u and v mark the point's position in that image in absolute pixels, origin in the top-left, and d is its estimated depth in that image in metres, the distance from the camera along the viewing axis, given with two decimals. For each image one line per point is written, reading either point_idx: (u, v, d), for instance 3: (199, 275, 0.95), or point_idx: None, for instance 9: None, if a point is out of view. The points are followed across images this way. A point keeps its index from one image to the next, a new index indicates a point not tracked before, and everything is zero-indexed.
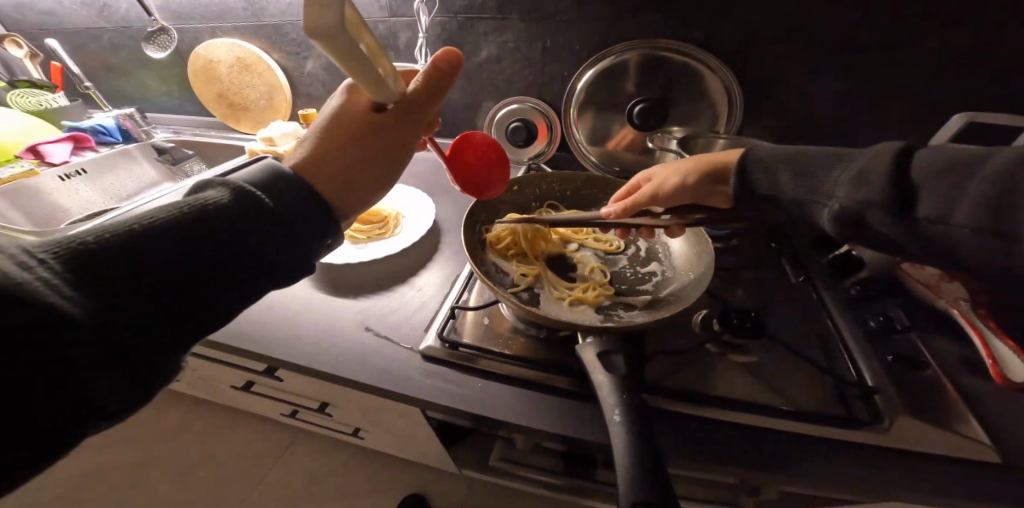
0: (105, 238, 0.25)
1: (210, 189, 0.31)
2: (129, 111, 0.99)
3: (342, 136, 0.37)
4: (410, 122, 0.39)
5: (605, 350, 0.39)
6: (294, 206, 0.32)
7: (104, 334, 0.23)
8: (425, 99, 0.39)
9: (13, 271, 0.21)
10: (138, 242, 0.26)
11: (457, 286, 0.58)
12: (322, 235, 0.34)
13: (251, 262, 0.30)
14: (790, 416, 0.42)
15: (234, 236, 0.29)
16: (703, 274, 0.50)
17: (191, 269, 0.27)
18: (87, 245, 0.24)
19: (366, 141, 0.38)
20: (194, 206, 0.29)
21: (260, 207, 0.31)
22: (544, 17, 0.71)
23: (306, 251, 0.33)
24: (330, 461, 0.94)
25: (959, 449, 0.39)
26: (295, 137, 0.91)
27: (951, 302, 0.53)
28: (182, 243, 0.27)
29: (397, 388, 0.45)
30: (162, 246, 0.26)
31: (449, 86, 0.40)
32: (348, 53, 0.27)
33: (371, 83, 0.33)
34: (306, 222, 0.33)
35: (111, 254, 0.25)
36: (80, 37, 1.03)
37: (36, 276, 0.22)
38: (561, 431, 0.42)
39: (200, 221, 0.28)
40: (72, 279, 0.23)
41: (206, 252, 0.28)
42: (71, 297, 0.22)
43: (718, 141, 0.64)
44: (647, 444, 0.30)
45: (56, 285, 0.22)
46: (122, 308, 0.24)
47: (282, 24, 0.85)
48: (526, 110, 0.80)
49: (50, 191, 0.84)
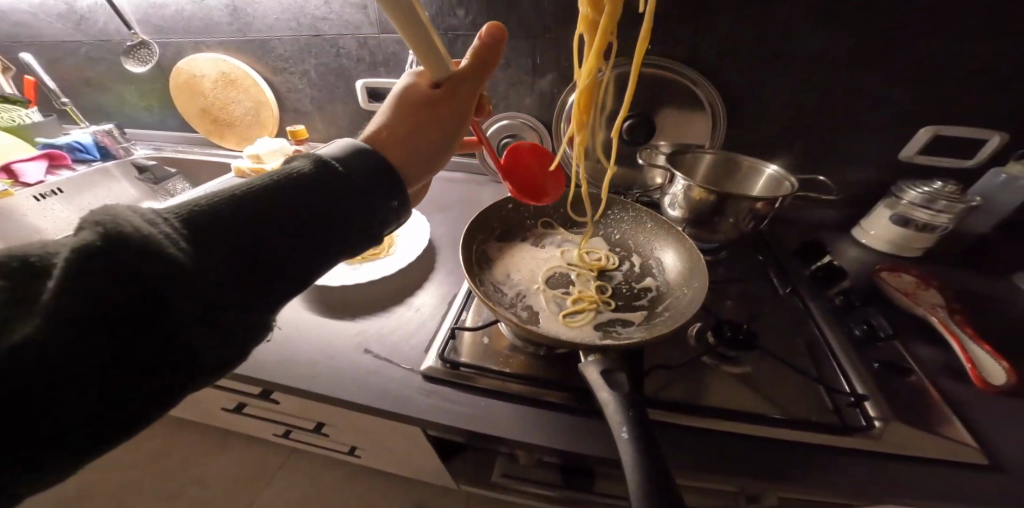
0: (211, 203, 0.29)
1: (298, 161, 0.34)
2: (107, 127, 0.95)
3: (408, 112, 0.41)
4: (464, 96, 0.43)
5: (607, 368, 0.39)
6: (361, 182, 0.34)
7: (202, 286, 0.26)
8: (474, 76, 0.43)
9: (144, 226, 0.26)
10: (235, 206, 0.30)
11: (455, 305, 0.58)
12: (388, 199, 0.36)
13: (327, 227, 0.32)
14: (782, 422, 0.43)
15: (301, 212, 0.31)
16: (696, 288, 0.51)
17: (275, 230, 0.30)
18: (201, 209, 0.28)
19: (428, 115, 0.41)
20: (283, 175, 0.32)
21: (334, 175, 0.33)
22: (535, 35, 0.72)
23: (374, 218, 0.35)
24: (324, 482, 0.92)
25: (945, 451, 0.41)
26: (284, 153, 0.90)
27: (929, 309, 0.55)
28: (272, 208, 0.30)
29: (398, 409, 0.45)
30: (253, 211, 0.30)
31: (495, 63, 0.44)
32: (408, 16, 0.36)
33: (429, 52, 0.39)
34: (372, 190, 0.35)
35: (213, 218, 0.28)
36: (55, 50, 1.00)
37: (160, 232, 0.26)
38: (565, 447, 0.42)
39: (283, 188, 0.31)
40: (188, 235, 0.27)
41: (276, 228, 0.30)
42: (185, 250, 0.26)
43: (705, 156, 0.68)
44: (654, 457, 0.31)
45: (174, 241, 0.26)
46: (219, 264, 0.27)
47: (269, 39, 0.84)
48: (517, 125, 0.82)
49: (25, 211, 0.81)
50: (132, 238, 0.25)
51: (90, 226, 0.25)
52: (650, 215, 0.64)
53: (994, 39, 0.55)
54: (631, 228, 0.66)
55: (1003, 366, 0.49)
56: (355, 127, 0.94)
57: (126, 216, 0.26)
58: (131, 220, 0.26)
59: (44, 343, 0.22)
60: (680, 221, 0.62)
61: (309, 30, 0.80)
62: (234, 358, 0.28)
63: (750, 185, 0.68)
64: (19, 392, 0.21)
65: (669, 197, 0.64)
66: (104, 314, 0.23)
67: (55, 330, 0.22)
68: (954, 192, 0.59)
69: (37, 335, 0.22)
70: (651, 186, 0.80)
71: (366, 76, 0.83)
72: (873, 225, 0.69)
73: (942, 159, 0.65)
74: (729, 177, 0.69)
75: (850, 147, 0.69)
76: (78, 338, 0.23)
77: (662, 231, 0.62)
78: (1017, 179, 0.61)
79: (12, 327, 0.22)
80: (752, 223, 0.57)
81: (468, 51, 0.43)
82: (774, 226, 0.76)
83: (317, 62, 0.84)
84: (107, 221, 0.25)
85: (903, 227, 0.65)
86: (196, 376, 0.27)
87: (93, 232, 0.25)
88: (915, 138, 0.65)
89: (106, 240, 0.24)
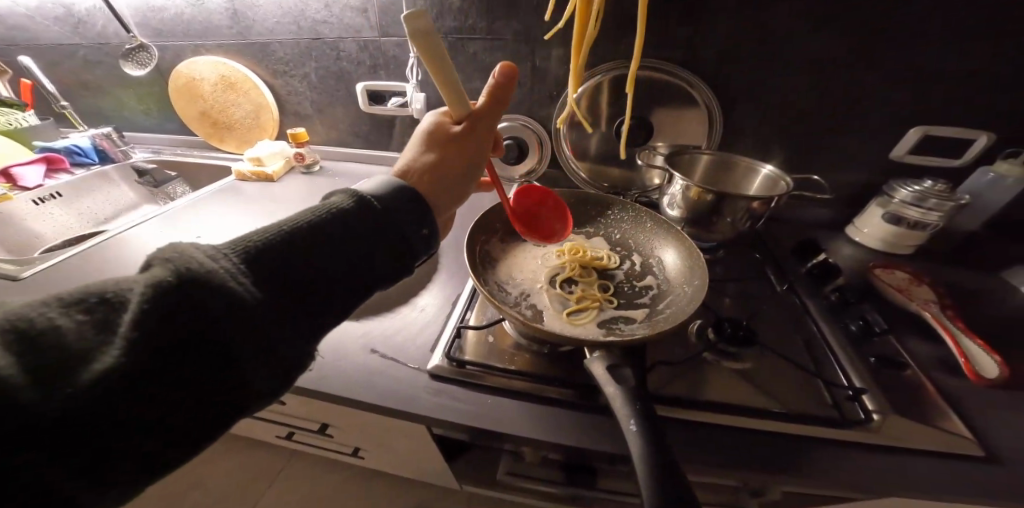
0: (263, 238, 0.31)
1: (337, 197, 0.36)
2: (105, 131, 0.95)
3: (433, 146, 0.45)
4: (480, 132, 0.47)
5: (613, 364, 0.40)
6: (397, 215, 0.37)
7: (259, 318, 0.28)
8: (490, 113, 0.47)
9: (209, 262, 0.27)
10: (287, 241, 0.31)
11: (459, 305, 0.58)
12: (418, 227, 0.38)
13: (367, 259, 0.34)
14: (783, 416, 0.44)
15: (343, 244, 0.33)
16: (696, 285, 0.52)
17: (322, 264, 0.32)
18: (256, 244, 0.30)
19: (450, 147, 0.45)
20: (327, 211, 0.34)
21: (371, 211, 0.36)
22: (535, 38, 0.73)
23: (408, 248, 0.37)
24: (324, 485, 0.91)
25: (940, 442, 0.42)
26: (284, 157, 0.95)
27: (922, 305, 0.57)
28: (318, 242, 0.32)
29: (406, 408, 0.45)
30: (303, 245, 0.32)
31: (508, 99, 0.47)
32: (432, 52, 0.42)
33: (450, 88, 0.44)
34: (405, 220, 0.37)
35: (267, 252, 0.30)
36: (53, 54, 1.00)
37: (223, 267, 0.28)
38: (572, 442, 0.43)
39: (328, 223, 0.33)
40: (246, 269, 0.29)
41: (322, 261, 0.32)
42: (245, 284, 0.28)
43: (702, 157, 0.69)
44: (664, 449, 0.32)
45: (235, 275, 0.28)
46: (274, 297, 0.29)
47: (269, 42, 0.84)
48: (516, 126, 0.82)
49: (25, 216, 0.82)
50: (199, 273, 0.27)
51: (161, 263, 0.27)
52: (650, 215, 0.66)
53: (995, 39, 0.57)
54: (631, 228, 0.67)
55: (994, 359, 0.51)
56: (355, 130, 0.94)
57: (191, 253, 0.28)
58: (197, 257, 0.27)
59: (122, 376, 0.23)
60: (679, 220, 0.63)
61: (311, 33, 0.81)
62: (285, 386, 0.29)
63: (747, 185, 0.69)
64: (101, 421, 0.22)
65: (667, 196, 0.65)
66: (174, 347, 0.25)
67: (132, 363, 0.24)
68: (943, 190, 0.60)
69: (116, 369, 0.23)
70: (649, 187, 0.82)
71: (366, 79, 0.84)
72: (866, 223, 0.71)
73: (931, 158, 0.67)
74: (726, 177, 0.71)
75: (846, 147, 0.71)
76: (154, 370, 0.24)
77: (662, 230, 0.63)
78: (1004, 178, 0.63)
79: (94, 360, 0.23)
80: (749, 223, 0.59)
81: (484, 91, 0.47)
82: (771, 225, 0.77)
83: (317, 64, 0.85)
84: (175, 258, 0.27)
85: (895, 225, 0.66)
86: (252, 404, 0.28)
87: (163, 268, 0.26)
88: (904, 139, 0.67)
89: (176, 275, 0.26)
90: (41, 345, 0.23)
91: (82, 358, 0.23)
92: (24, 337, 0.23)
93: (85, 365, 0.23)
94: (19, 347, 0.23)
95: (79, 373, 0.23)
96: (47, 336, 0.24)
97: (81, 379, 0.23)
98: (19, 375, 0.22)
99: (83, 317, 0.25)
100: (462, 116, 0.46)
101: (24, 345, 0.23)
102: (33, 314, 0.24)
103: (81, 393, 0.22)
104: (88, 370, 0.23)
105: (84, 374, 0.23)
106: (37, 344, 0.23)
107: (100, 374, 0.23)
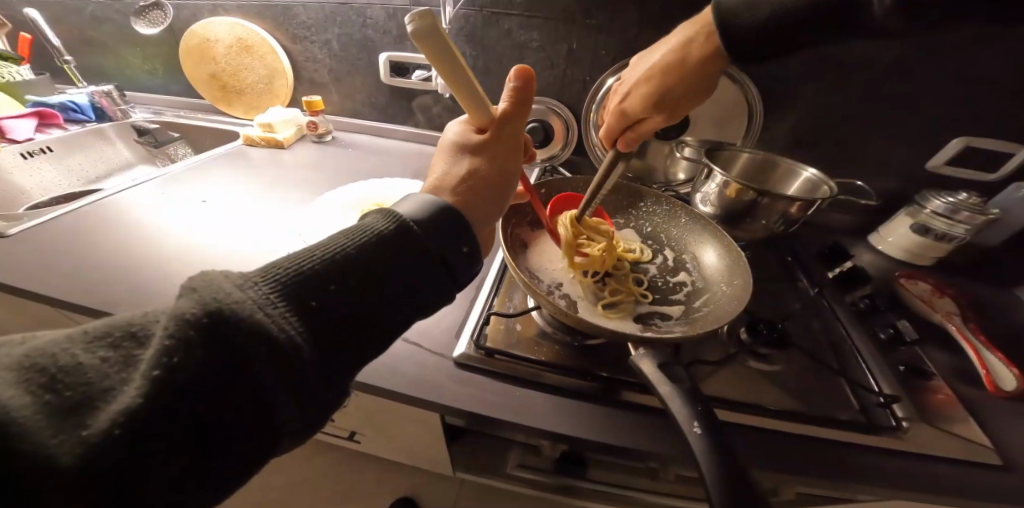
0: (297, 263, 0.26)
1: (371, 215, 0.31)
2: (106, 88, 0.88)
3: (463, 163, 0.39)
4: (508, 141, 0.41)
5: (664, 362, 0.38)
6: (436, 236, 0.31)
7: (287, 356, 0.23)
8: (515, 118, 0.41)
9: (239, 294, 0.23)
10: (319, 268, 0.26)
11: (485, 290, 0.56)
12: (458, 244, 0.32)
13: (406, 288, 0.29)
14: (823, 425, 0.43)
15: (381, 276, 0.28)
16: (737, 285, 0.50)
17: (356, 294, 0.27)
18: (286, 270, 0.26)
19: (482, 163, 0.39)
20: (363, 232, 0.29)
21: (413, 232, 0.30)
22: (574, 19, 0.70)
23: (447, 271, 0.31)
24: (315, 465, 0.90)
25: (969, 452, 0.43)
26: (296, 124, 0.91)
27: (945, 316, 0.58)
28: (352, 268, 0.27)
29: (430, 397, 0.43)
30: (335, 271, 0.26)
31: (532, 100, 0.41)
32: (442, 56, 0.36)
33: (469, 96, 0.39)
34: (444, 236, 0.31)
35: (302, 280, 0.25)
36: (60, 6, 0.94)
37: (252, 299, 0.24)
38: (604, 439, 0.42)
39: (367, 246, 0.28)
40: (277, 299, 0.24)
41: (356, 291, 0.27)
42: (275, 316, 0.23)
43: (741, 155, 0.68)
44: (729, 454, 0.31)
45: (264, 306, 0.23)
46: (304, 330, 0.24)
47: (293, 6, 0.80)
48: (543, 110, 0.80)
49: (8, 169, 0.76)
50: (227, 307, 0.22)
51: (187, 293, 0.24)
52: (685, 209, 0.63)
53: None
54: (664, 222, 0.65)
55: (1014, 372, 0.51)
56: (371, 102, 0.90)
57: (219, 282, 0.24)
58: (224, 286, 0.24)
59: (146, 419, 0.19)
60: (710, 218, 0.62)
61: None
62: (318, 421, 0.25)
63: (785, 186, 0.68)
64: (129, 470, 0.19)
65: (701, 193, 0.63)
66: (200, 387, 0.21)
67: (154, 405, 0.20)
68: (976, 203, 0.60)
69: (137, 408, 0.20)
70: (673, 181, 0.80)
71: (391, 50, 0.80)
72: (891, 231, 0.71)
73: (966, 170, 0.67)
74: (762, 177, 0.69)
75: (877, 155, 0.71)
76: (178, 412, 0.20)
77: (696, 225, 0.61)
78: None
79: (114, 401, 0.20)
80: (783, 227, 0.58)
81: (504, 96, 0.41)
82: (796, 228, 0.76)
83: (340, 31, 0.80)
84: (201, 287, 0.24)
85: (922, 235, 0.66)
86: (287, 440, 0.24)
87: (189, 298, 0.23)
88: (947, 147, 0.66)
89: (204, 307, 0.22)
90: (61, 383, 0.20)
91: (103, 399, 0.20)
92: (45, 375, 0.20)
93: (104, 406, 0.20)
94: (39, 385, 0.19)
95: (98, 414, 0.20)
96: (68, 372, 0.20)
97: (99, 420, 0.19)
98: (37, 417, 0.18)
99: (107, 354, 0.22)
100: (485, 125, 0.41)
101: (44, 381, 0.20)
102: (56, 350, 0.21)
103: (99, 438, 0.19)
104: (105, 412, 0.20)
105: (103, 415, 0.19)
106: (57, 382, 0.20)
107: (120, 414, 0.19)
